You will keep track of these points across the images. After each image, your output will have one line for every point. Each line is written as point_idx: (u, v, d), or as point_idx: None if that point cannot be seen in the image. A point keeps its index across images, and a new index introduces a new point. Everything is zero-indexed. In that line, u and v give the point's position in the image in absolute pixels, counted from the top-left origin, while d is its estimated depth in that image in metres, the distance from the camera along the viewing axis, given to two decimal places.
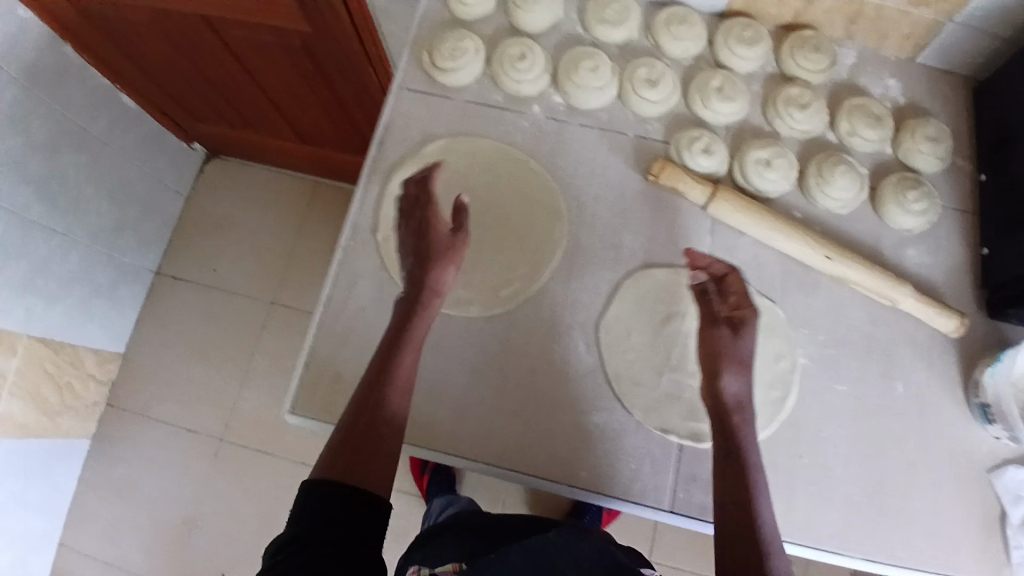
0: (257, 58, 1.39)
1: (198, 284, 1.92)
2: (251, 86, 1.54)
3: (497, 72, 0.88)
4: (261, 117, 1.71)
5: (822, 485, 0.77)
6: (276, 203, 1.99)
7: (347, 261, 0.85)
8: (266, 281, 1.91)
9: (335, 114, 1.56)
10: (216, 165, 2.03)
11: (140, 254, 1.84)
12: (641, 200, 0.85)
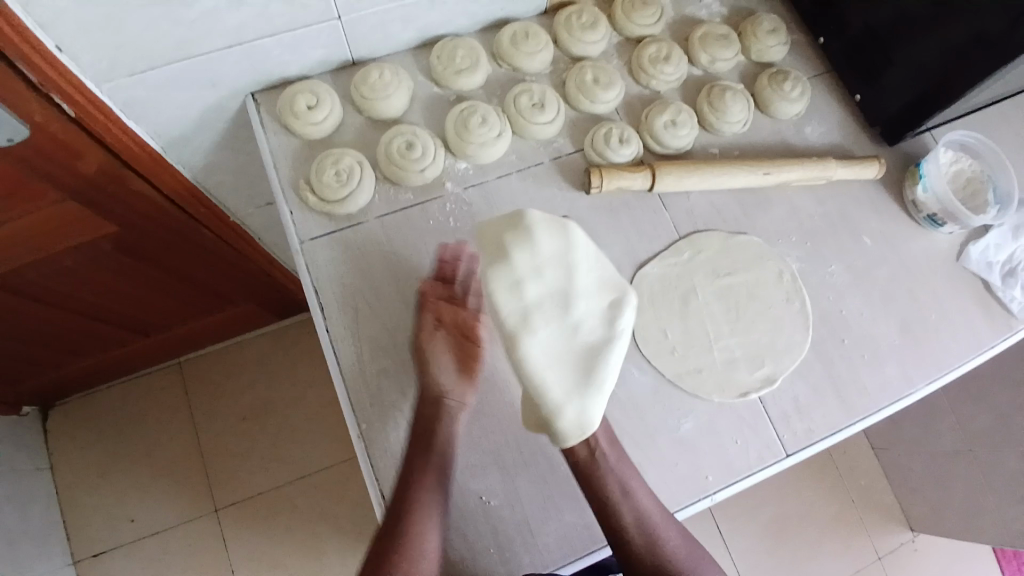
0: (61, 284, 1.13)
1: (122, 545, 1.57)
2: (63, 314, 1.26)
3: (392, 171, 0.81)
4: (90, 336, 1.41)
5: (868, 348, 0.86)
6: (153, 410, 1.68)
7: (372, 444, 0.74)
8: (199, 492, 1.62)
9: (179, 288, 1.34)
10: (55, 415, 1.66)
11: (45, 558, 1.46)
12: (597, 213, 0.84)
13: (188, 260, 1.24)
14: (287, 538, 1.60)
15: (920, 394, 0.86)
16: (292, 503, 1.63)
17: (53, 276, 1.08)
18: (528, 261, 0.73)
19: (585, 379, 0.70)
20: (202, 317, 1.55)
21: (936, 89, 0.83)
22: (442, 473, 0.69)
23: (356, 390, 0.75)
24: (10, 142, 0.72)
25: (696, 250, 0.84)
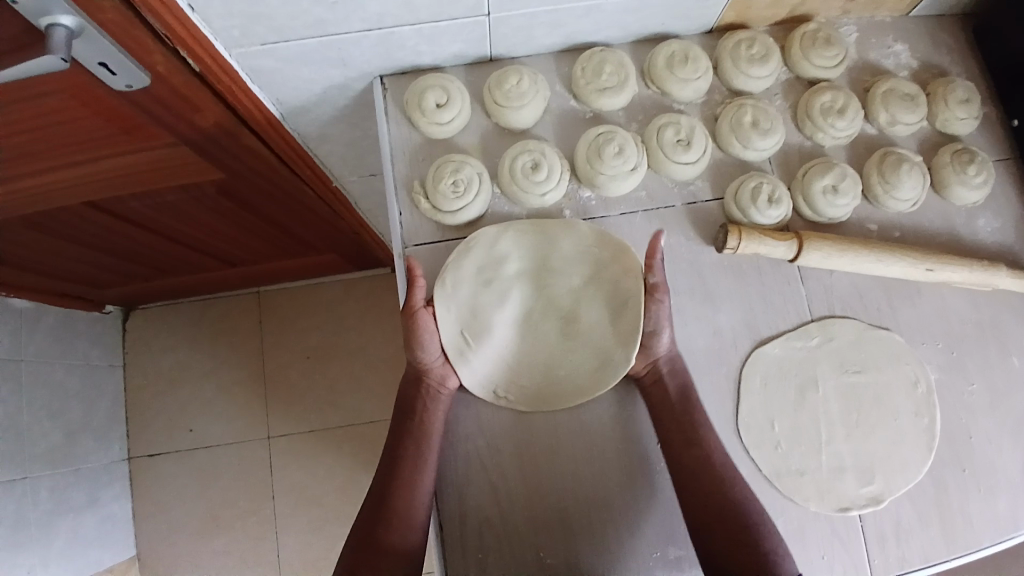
0: (163, 216, 1.16)
1: (179, 451, 1.68)
2: (159, 239, 1.30)
3: (511, 189, 0.75)
4: (179, 260, 1.47)
5: (989, 484, 0.76)
6: (225, 333, 1.75)
7: (441, 473, 0.71)
8: (255, 418, 1.70)
9: (267, 232, 1.35)
10: (139, 319, 1.76)
11: (103, 450, 1.59)
12: (721, 274, 0.77)
13: (282, 210, 1.23)
14: (324, 482, 1.66)
15: None
16: (335, 449, 1.68)
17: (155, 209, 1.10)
18: (555, 253, 0.75)
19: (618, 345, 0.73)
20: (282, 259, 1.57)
21: None
22: (423, 440, 0.68)
23: None
24: (129, 88, 0.70)
25: (825, 339, 0.75)
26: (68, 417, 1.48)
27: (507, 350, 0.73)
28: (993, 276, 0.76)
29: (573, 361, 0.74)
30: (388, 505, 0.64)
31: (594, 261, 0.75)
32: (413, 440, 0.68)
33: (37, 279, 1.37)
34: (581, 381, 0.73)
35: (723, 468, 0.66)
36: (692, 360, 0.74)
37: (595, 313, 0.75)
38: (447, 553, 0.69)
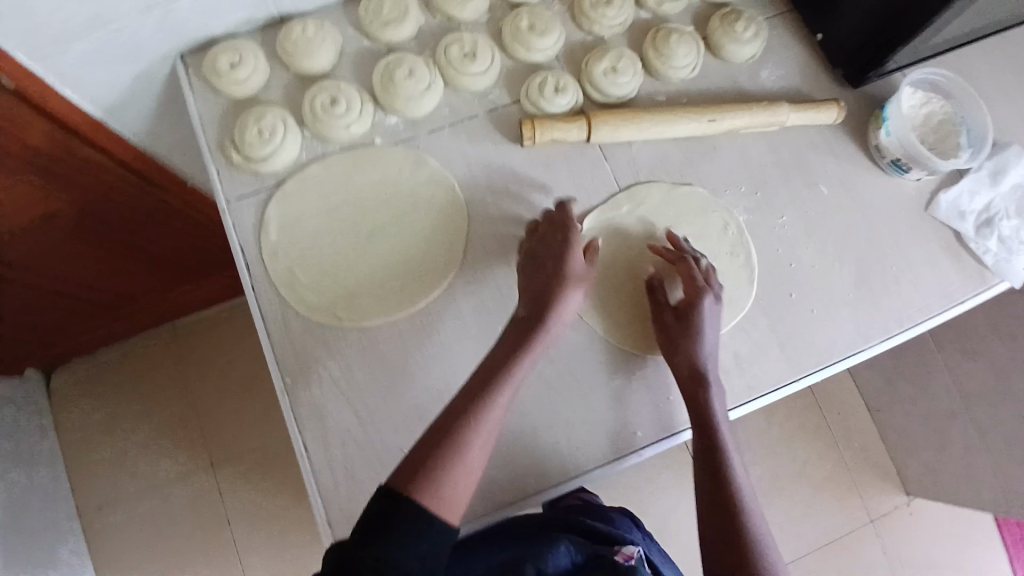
0: (52, 249, 1.08)
1: (126, 498, 1.52)
2: (59, 279, 1.19)
3: (317, 127, 0.79)
4: (98, 301, 1.37)
5: (820, 302, 0.81)
6: (149, 373, 1.59)
7: (297, 400, 0.74)
8: (195, 449, 1.56)
9: (163, 264, 1.35)
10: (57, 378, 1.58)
11: (52, 511, 1.42)
12: (531, 165, 0.82)
13: (169, 224, 1.20)
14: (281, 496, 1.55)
15: (874, 348, 0.82)
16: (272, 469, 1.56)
17: (33, 252, 1.07)
18: (398, 192, 0.80)
19: (444, 247, 0.79)
20: (201, 278, 1.49)
21: (899, 27, 0.78)
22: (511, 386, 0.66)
23: (281, 345, 0.75)
24: None
25: (634, 202, 0.82)
26: (11, 478, 1.33)
27: (327, 266, 0.78)
28: (772, 116, 0.83)
29: (403, 273, 0.78)
30: (453, 441, 0.60)
31: (438, 188, 0.80)
32: (496, 390, 0.64)
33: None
34: (413, 285, 0.78)
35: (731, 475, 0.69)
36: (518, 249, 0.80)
37: (431, 218, 0.80)
38: (315, 472, 0.72)
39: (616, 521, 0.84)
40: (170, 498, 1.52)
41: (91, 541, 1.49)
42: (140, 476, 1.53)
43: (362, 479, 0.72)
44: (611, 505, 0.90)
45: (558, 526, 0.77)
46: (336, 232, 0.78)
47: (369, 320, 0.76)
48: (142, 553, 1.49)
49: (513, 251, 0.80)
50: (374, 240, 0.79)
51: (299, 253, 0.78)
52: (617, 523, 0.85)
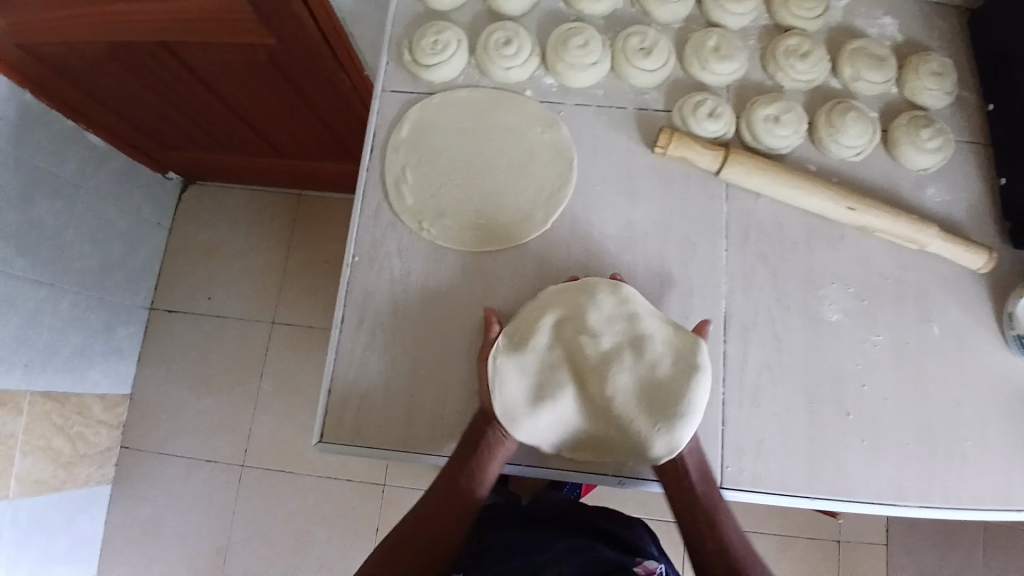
0: (223, 77, 1.18)
1: (194, 313, 1.66)
2: (224, 108, 1.30)
3: (483, 60, 0.85)
4: (241, 142, 1.47)
5: (871, 436, 0.77)
6: (261, 222, 1.69)
7: (356, 277, 0.81)
8: (265, 299, 1.65)
9: (310, 145, 1.45)
10: (194, 192, 1.73)
11: (130, 294, 1.60)
12: (650, 174, 0.83)
13: (332, 104, 1.25)
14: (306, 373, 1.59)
15: (910, 510, 0.75)
16: (309, 349, 1.61)
17: (221, 75, 1.17)
18: (523, 143, 0.84)
19: (537, 209, 0.82)
20: (329, 161, 1.52)
21: None
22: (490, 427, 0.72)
23: (364, 226, 0.83)
24: None
25: (735, 254, 0.81)
26: (108, 251, 1.49)
27: (430, 178, 0.83)
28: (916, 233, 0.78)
29: (490, 214, 0.82)
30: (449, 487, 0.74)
31: (558, 156, 0.83)
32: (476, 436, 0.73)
33: (102, 137, 1.42)
34: (494, 229, 0.81)
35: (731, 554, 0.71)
36: (601, 240, 0.81)
37: (539, 178, 0.83)
38: (341, 340, 0.79)
39: (633, 528, 0.96)
40: (220, 324, 1.65)
41: (145, 331, 1.65)
42: (206, 298, 1.67)
43: (372, 369, 0.78)
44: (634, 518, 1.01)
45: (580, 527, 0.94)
46: (453, 152, 0.84)
47: (442, 240, 0.81)
48: (178, 361, 1.63)
49: (596, 241, 0.81)
50: (480, 173, 0.83)
51: (416, 155, 0.84)
52: (636, 531, 0.96)
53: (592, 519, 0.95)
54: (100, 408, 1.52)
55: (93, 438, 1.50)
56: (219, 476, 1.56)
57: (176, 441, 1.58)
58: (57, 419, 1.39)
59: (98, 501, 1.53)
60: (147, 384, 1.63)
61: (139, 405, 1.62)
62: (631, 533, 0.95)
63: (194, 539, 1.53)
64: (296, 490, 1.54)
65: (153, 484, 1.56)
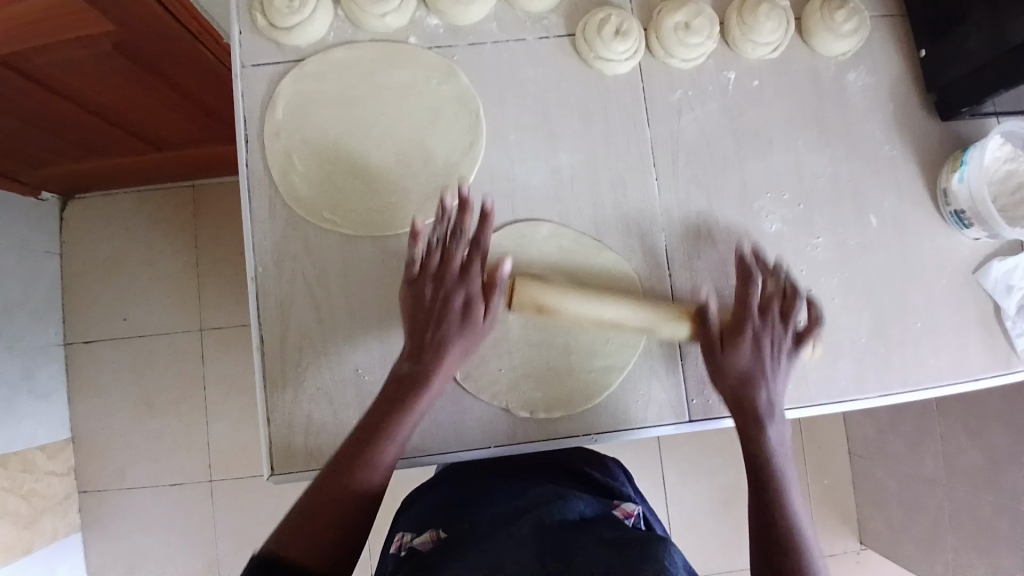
0: (67, 77, 0.99)
1: (114, 338, 1.49)
2: (80, 112, 1.10)
3: (353, 10, 0.73)
4: (111, 144, 1.27)
5: (826, 339, 0.77)
6: (164, 226, 1.51)
7: (265, 288, 0.72)
8: (190, 305, 1.50)
9: (195, 134, 1.29)
10: (76, 206, 1.51)
11: (36, 334, 1.41)
12: (568, 110, 0.76)
13: (200, 81, 1.08)
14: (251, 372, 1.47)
15: (872, 401, 0.77)
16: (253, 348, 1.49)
17: (69, 81, 1.00)
18: (420, 102, 0.74)
19: (453, 174, 0.74)
20: (216, 144, 1.35)
21: (987, 76, 0.73)
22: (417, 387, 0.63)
23: (261, 230, 0.73)
24: None
25: (667, 183, 0.76)
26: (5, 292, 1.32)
27: (322, 162, 0.73)
28: (732, 338, 0.68)
29: (401, 190, 0.73)
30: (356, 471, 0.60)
31: (463, 110, 0.74)
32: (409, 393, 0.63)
33: None
34: (410, 206, 0.73)
35: (783, 493, 0.64)
36: (529, 193, 0.74)
37: (447, 139, 0.74)
38: (266, 363, 0.71)
39: (613, 471, 0.89)
40: (146, 343, 1.49)
41: (66, 369, 1.48)
42: (124, 319, 1.49)
43: (310, 384, 0.71)
44: (605, 455, 0.93)
45: (549, 468, 0.84)
46: (341, 127, 0.73)
47: (355, 230, 0.73)
48: (111, 392, 1.48)
49: (524, 195, 0.75)
50: (377, 146, 0.73)
51: (300, 138, 0.73)
52: (613, 472, 0.89)
53: (563, 459, 0.86)
54: (45, 459, 1.39)
55: (46, 492, 1.38)
56: (190, 497, 1.46)
57: (134, 474, 1.46)
58: (1, 483, 1.29)
59: (73, 548, 1.43)
60: (83, 424, 1.47)
61: (83, 447, 1.47)
62: (604, 473, 0.86)
63: (181, 564, 1.45)
64: (276, 491, 1.47)
65: (122, 521, 1.46)
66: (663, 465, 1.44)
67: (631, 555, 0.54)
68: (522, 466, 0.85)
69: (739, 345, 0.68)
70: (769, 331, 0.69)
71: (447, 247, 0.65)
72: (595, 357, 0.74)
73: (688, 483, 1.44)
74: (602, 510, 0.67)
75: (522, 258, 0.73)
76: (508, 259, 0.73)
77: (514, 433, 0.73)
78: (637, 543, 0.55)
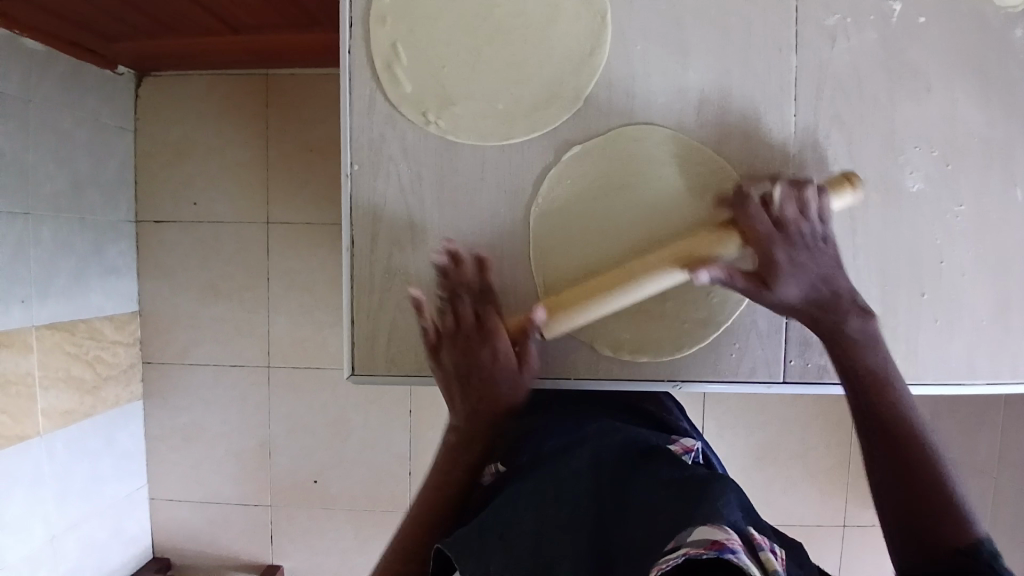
0: None
1: (182, 221, 1.51)
2: None
3: None
4: (190, 23, 1.24)
5: (946, 315, 0.70)
6: (235, 114, 1.48)
7: (359, 187, 0.70)
8: (255, 197, 1.50)
9: (277, 20, 1.24)
10: (151, 84, 1.50)
11: (108, 209, 1.44)
12: (704, 25, 0.67)
13: None
14: (311, 270, 1.49)
15: (978, 386, 0.71)
16: (314, 248, 1.49)
17: None
18: None
19: (567, 82, 0.68)
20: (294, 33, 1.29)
21: None
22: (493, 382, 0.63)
23: (358, 123, 0.69)
24: None
25: (800, 121, 0.68)
26: (76, 166, 1.35)
27: (428, 56, 0.68)
28: (764, 270, 0.61)
29: (509, 96, 0.68)
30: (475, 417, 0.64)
31: (588, 11, 0.67)
32: (488, 395, 0.63)
33: (30, 36, 1.21)
34: (518, 114, 0.68)
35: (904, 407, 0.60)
36: (647, 117, 0.68)
37: (565, 42, 0.67)
38: (354, 264, 0.70)
39: (669, 407, 0.86)
40: (210, 229, 1.51)
41: (137, 245, 1.52)
42: (193, 204, 1.51)
43: (394, 290, 0.70)
44: (661, 392, 0.91)
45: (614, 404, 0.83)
46: (451, 17, 0.67)
47: (455, 134, 0.68)
48: (178, 272, 1.52)
49: (640, 118, 0.68)
50: (487, 42, 0.67)
51: (406, 26, 0.68)
52: (669, 408, 0.87)
53: (625, 396, 0.84)
54: (113, 330, 1.46)
55: (113, 360, 1.46)
56: (247, 380, 1.53)
57: (196, 353, 1.53)
58: (70, 349, 1.36)
59: (132, 416, 1.54)
60: (152, 300, 1.53)
61: (150, 321, 1.54)
62: (661, 409, 0.84)
63: (234, 440, 1.55)
64: (326, 386, 1.52)
65: (184, 394, 1.55)
66: (707, 415, 1.42)
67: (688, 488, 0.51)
68: (584, 397, 0.83)
69: (751, 246, 0.62)
70: (782, 215, 0.61)
71: (450, 298, 0.64)
72: (691, 304, 0.70)
73: (728, 435, 1.42)
74: (658, 443, 0.64)
75: (626, 164, 0.68)
76: (611, 162, 0.68)
77: (596, 370, 0.71)
78: (699, 479, 0.52)
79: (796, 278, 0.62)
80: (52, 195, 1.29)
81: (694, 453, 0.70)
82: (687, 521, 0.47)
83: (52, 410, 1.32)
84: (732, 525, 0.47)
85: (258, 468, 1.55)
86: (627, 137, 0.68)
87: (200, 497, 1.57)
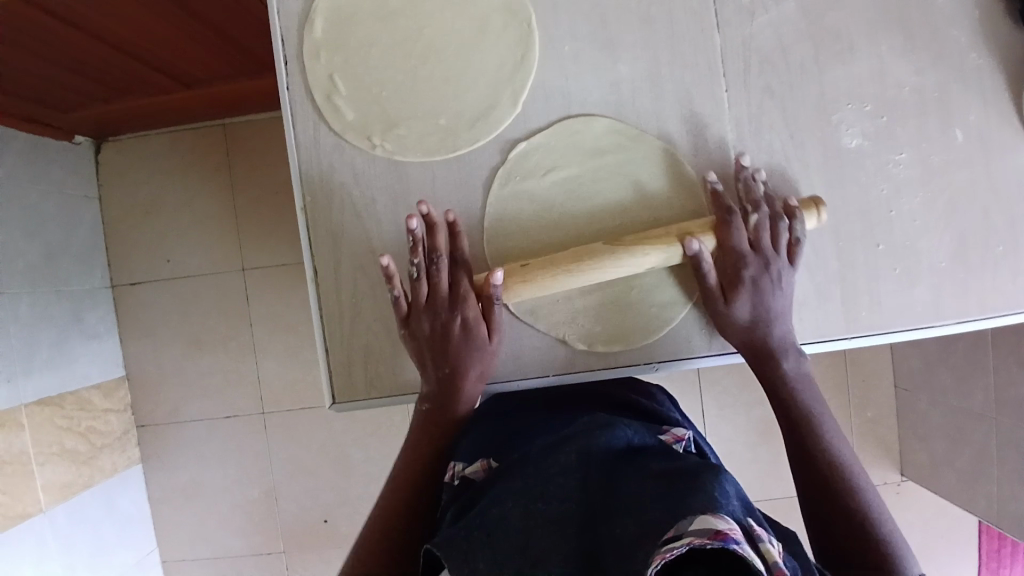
0: (103, 16, 0.95)
1: (158, 280, 1.51)
2: (110, 52, 1.07)
3: None
4: (141, 83, 1.25)
5: (904, 261, 0.72)
6: (196, 167, 1.49)
7: (316, 218, 0.70)
8: (227, 245, 1.50)
9: (227, 70, 1.25)
10: (110, 149, 1.50)
11: (82, 278, 1.44)
12: (629, 17, 0.69)
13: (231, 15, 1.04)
14: (292, 309, 1.49)
15: (946, 326, 0.73)
16: (292, 287, 1.49)
17: (95, 23, 0.97)
18: (467, 12, 0.69)
19: (503, 89, 0.69)
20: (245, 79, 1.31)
21: None
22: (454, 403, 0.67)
23: (307, 155, 0.70)
24: None
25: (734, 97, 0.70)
26: (46, 239, 1.35)
27: (366, 83, 0.69)
28: (734, 274, 0.64)
29: (451, 110, 0.69)
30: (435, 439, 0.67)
31: (515, 19, 0.69)
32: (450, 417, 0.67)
33: None
34: (461, 127, 0.69)
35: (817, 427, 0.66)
36: (587, 113, 0.70)
37: (496, 52, 0.69)
38: (322, 294, 0.71)
39: (658, 398, 0.87)
40: (187, 284, 1.51)
41: (116, 310, 1.52)
42: (167, 262, 1.51)
43: (365, 314, 0.71)
44: (651, 384, 0.92)
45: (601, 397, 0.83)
46: (383, 43, 0.69)
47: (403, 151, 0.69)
48: (160, 331, 1.52)
49: (580, 113, 0.70)
50: (421, 61, 0.69)
51: (340, 57, 0.69)
52: (658, 400, 0.87)
53: (610, 389, 0.85)
54: (102, 398, 1.45)
55: (105, 428, 1.45)
56: (243, 429, 1.52)
57: (188, 409, 1.52)
58: (61, 422, 1.35)
59: (133, 483, 1.52)
60: (138, 362, 1.52)
61: (139, 384, 1.53)
62: (651, 401, 0.85)
63: (238, 490, 1.53)
64: (323, 423, 1.51)
65: (182, 452, 1.53)
66: (702, 398, 1.43)
67: (680, 482, 0.48)
68: (570, 395, 0.84)
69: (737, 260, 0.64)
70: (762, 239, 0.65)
71: (428, 273, 0.64)
72: (657, 287, 0.71)
73: (727, 414, 1.43)
74: (647, 435, 0.62)
75: (573, 157, 0.70)
76: (559, 156, 0.70)
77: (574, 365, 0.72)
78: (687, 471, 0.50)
79: (792, 351, 0.67)
80: (25, 271, 1.29)
81: (685, 441, 0.68)
82: (684, 512, 0.44)
83: (51, 485, 1.30)
84: (731, 515, 0.44)
85: (266, 515, 1.53)
86: (573, 129, 0.69)
87: (211, 553, 1.55)
